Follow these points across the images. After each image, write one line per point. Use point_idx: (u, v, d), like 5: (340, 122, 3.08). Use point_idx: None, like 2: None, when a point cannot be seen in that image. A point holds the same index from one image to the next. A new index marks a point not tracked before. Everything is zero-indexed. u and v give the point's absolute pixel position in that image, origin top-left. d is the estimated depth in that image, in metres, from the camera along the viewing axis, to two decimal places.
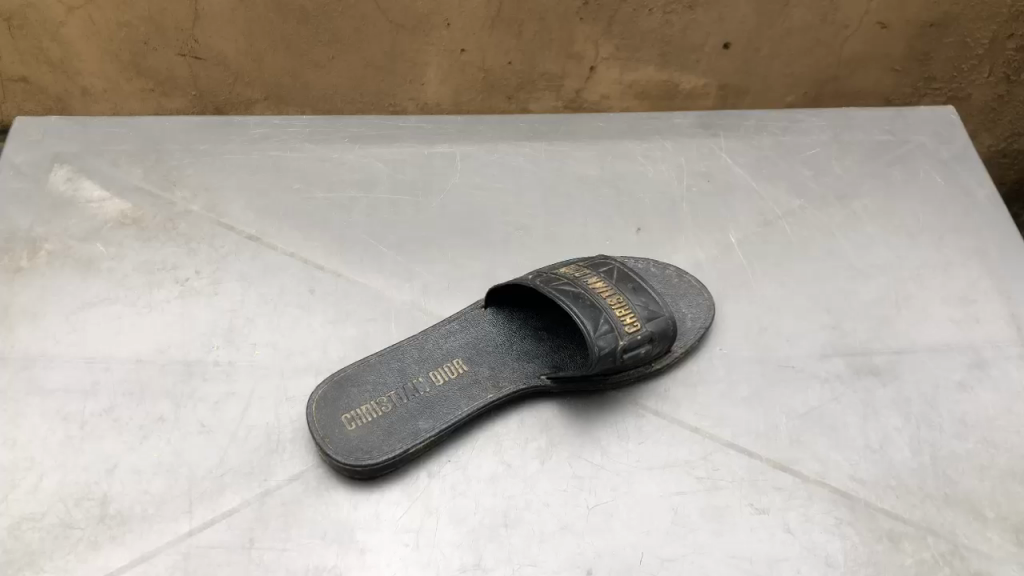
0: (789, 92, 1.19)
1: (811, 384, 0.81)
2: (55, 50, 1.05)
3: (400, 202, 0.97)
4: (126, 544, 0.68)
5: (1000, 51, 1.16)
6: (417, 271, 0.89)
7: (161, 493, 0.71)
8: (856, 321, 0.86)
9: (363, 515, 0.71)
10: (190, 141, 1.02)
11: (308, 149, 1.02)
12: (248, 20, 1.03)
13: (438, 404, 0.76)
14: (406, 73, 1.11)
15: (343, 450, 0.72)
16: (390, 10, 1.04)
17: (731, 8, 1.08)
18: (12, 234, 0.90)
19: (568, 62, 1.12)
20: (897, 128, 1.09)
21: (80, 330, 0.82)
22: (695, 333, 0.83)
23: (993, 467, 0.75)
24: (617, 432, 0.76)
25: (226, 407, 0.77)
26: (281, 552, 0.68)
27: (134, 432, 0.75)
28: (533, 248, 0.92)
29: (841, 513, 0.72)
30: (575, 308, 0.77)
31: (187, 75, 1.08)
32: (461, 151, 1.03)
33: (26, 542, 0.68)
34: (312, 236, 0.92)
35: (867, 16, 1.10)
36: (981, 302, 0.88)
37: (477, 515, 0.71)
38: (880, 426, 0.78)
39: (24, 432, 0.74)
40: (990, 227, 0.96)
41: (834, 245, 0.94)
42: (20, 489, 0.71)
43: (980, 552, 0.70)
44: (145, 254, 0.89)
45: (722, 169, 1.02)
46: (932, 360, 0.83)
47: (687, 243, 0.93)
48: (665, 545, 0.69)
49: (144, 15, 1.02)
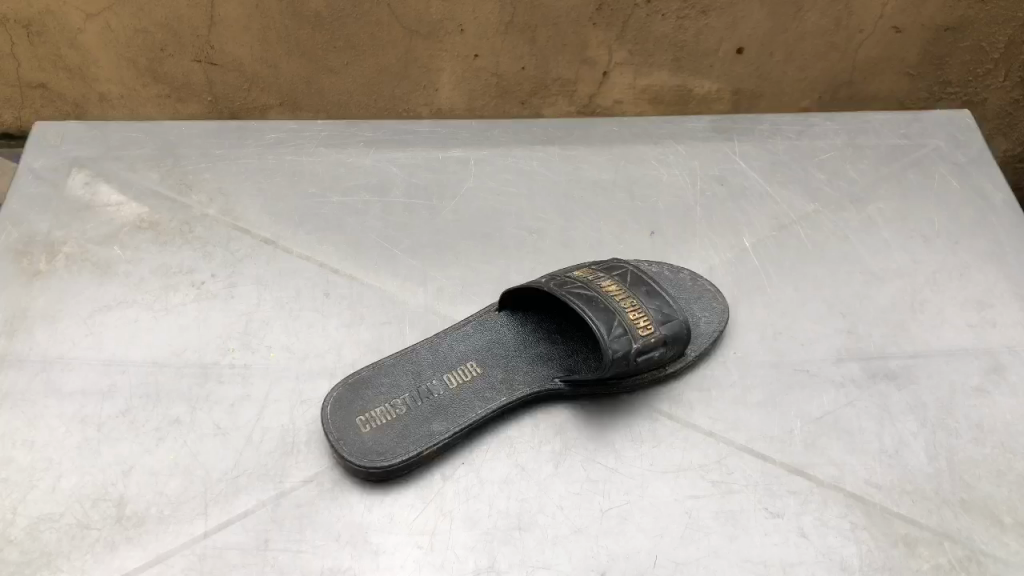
0: (803, 96, 1.19)
1: (826, 388, 0.80)
2: (74, 57, 1.08)
3: (414, 206, 0.97)
4: (142, 544, 0.69)
5: (1016, 55, 1.16)
6: (431, 274, 0.90)
7: (177, 494, 0.72)
8: (871, 324, 0.86)
9: (376, 517, 0.71)
10: (206, 145, 1.02)
11: (323, 153, 1.03)
12: (263, 27, 1.05)
13: (453, 407, 0.76)
14: (421, 79, 1.13)
15: (357, 452, 0.72)
16: (404, 16, 1.05)
17: (745, 13, 1.08)
18: (30, 238, 0.91)
19: (581, 66, 1.13)
20: (911, 132, 1.08)
21: (96, 333, 0.83)
22: (710, 336, 0.82)
23: (1010, 473, 0.75)
24: (631, 436, 0.76)
25: (242, 409, 0.78)
26: (295, 553, 0.68)
27: (149, 434, 0.76)
28: (546, 252, 0.93)
29: (856, 518, 0.72)
30: (589, 311, 0.77)
31: (203, 81, 1.11)
32: (475, 155, 1.03)
33: (43, 542, 0.68)
34: (327, 239, 0.93)
35: (882, 21, 1.10)
36: (998, 306, 0.88)
37: (491, 518, 0.71)
38: (896, 430, 0.77)
39: (42, 433, 0.75)
40: (1007, 231, 0.95)
41: (848, 249, 0.93)
42: (37, 490, 0.72)
43: (998, 557, 0.69)
44: (162, 258, 0.90)
45: (736, 172, 1.02)
46: (948, 364, 0.83)
47: (701, 247, 0.93)
48: (679, 548, 0.69)
49: (159, 21, 1.03)
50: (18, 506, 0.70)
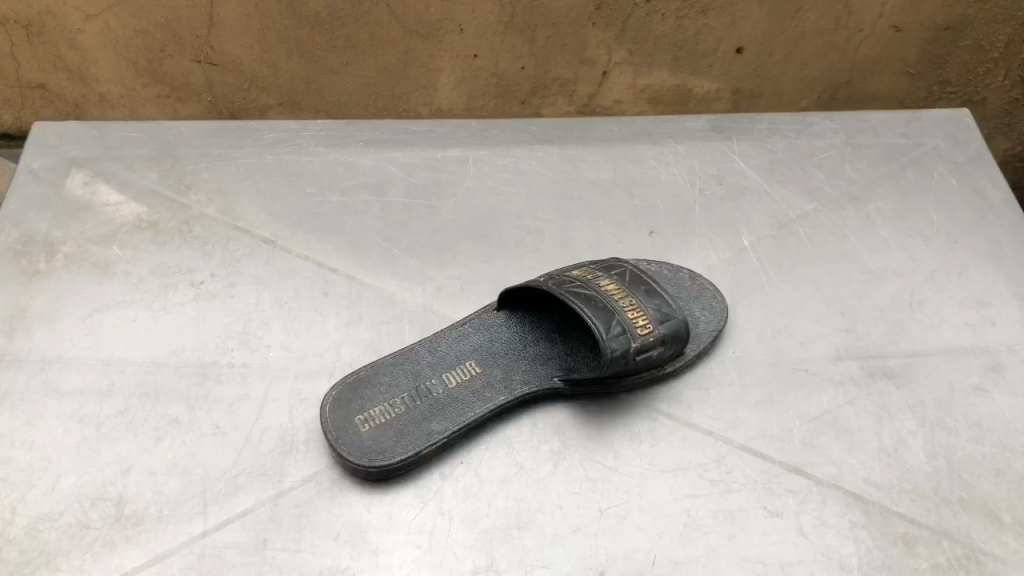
0: (802, 96, 1.19)
1: (825, 387, 0.80)
2: (73, 57, 1.09)
3: (413, 206, 0.97)
4: (141, 544, 0.69)
5: (1016, 54, 1.16)
6: (430, 274, 0.90)
7: (176, 494, 0.72)
8: (870, 324, 0.86)
9: (375, 516, 0.71)
10: (206, 145, 1.02)
11: (322, 153, 1.03)
12: (262, 27, 1.05)
13: (452, 406, 0.76)
14: (420, 78, 1.14)
15: (356, 451, 0.72)
16: (404, 16, 1.05)
17: (745, 13, 1.08)
18: (29, 237, 0.91)
19: (581, 66, 1.13)
20: (911, 131, 1.08)
21: (95, 333, 0.83)
22: (709, 335, 0.82)
23: (1009, 471, 0.75)
24: (630, 435, 0.76)
25: (240, 409, 0.78)
26: (294, 552, 0.69)
27: (148, 433, 0.76)
28: (545, 252, 0.93)
29: (855, 517, 0.71)
30: (588, 310, 0.77)
31: (202, 81, 1.11)
32: (474, 155, 1.03)
33: (42, 542, 0.68)
34: (326, 239, 0.93)
35: (882, 20, 1.10)
36: (997, 305, 0.88)
37: (490, 518, 0.71)
38: (895, 429, 0.77)
39: (41, 433, 0.75)
40: (1006, 230, 0.95)
41: (847, 248, 0.93)
42: (36, 489, 0.72)
43: (996, 556, 0.69)
44: (161, 257, 0.90)
45: (735, 172, 1.02)
46: (947, 363, 0.82)
47: (700, 246, 0.93)
48: (678, 547, 0.69)
49: (158, 21, 1.03)
50: (17, 506, 0.70)
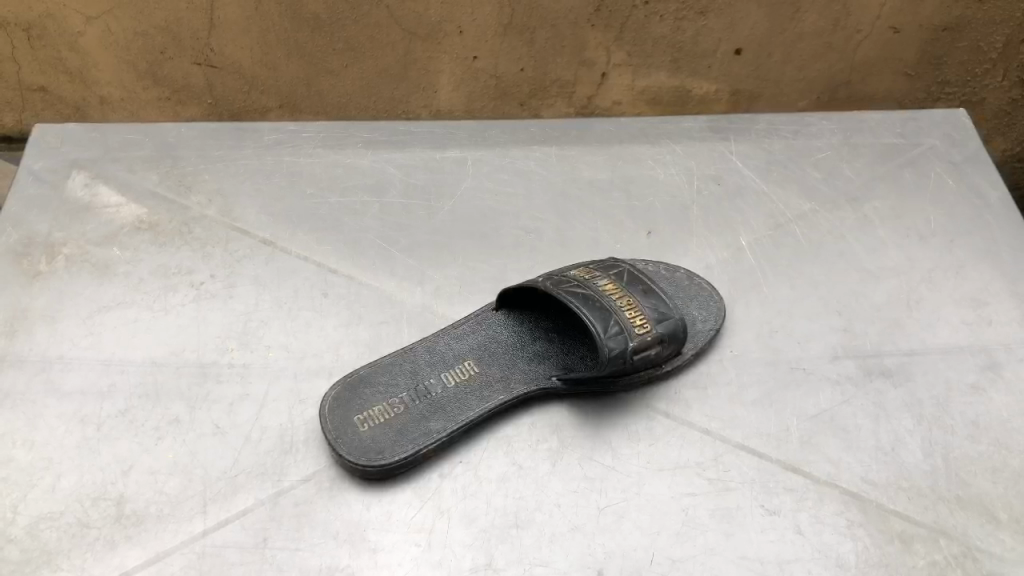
0: (800, 96, 1.20)
1: (822, 386, 0.80)
2: (74, 59, 1.09)
3: (411, 206, 0.97)
4: (141, 543, 0.69)
5: (1014, 55, 1.17)
6: (429, 273, 0.90)
7: (176, 493, 0.72)
8: (867, 323, 0.86)
9: (374, 515, 0.71)
10: (205, 147, 1.03)
11: (321, 154, 1.03)
12: (263, 29, 1.06)
13: (452, 405, 0.76)
14: (419, 81, 1.14)
15: (356, 450, 0.72)
16: (403, 18, 1.06)
17: (743, 14, 1.08)
18: (30, 239, 0.91)
19: (580, 68, 1.14)
20: (909, 130, 1.08)
21: (96, 333, 0.83)
22: (706, 334, 0.83)
23: (1005, 469, 0.75)
24: (628, 434, 0.77)
25: (240, 408, 0.78)
26: (293, 551, 0.69)
27: (148, 433, 0.76)
28: (543, 252, 0.93)
29: (852, 515, 0.72)
30: (586, 310, 0.77)
31: (203, 83, 1.12)
32: (473, 155, 1.04)
33: (43, 541, 0.69)
34: (324, 240, 0.93)
35: (879, 21, 1.10)
36: (993, 303, 0.88)
37: (489, 516, 0.71)
38: (892, 428, 0.78)
39: (41, 433, 0.76)
40: (1002, 228, 0.96)
41: (844, 247, 0.94)
42: (37, 489, 0.72)
43: (993, 554, 0.70)
44: (161, 258, 0.90)
45: (733, 172, 1.02)
46: (943, 362, 0.83)
47: (698, 245, 0.94)
48: (676, 545, 0.70)
49: (159, 24, 1.04)
50: (18, 506, 0.71)
